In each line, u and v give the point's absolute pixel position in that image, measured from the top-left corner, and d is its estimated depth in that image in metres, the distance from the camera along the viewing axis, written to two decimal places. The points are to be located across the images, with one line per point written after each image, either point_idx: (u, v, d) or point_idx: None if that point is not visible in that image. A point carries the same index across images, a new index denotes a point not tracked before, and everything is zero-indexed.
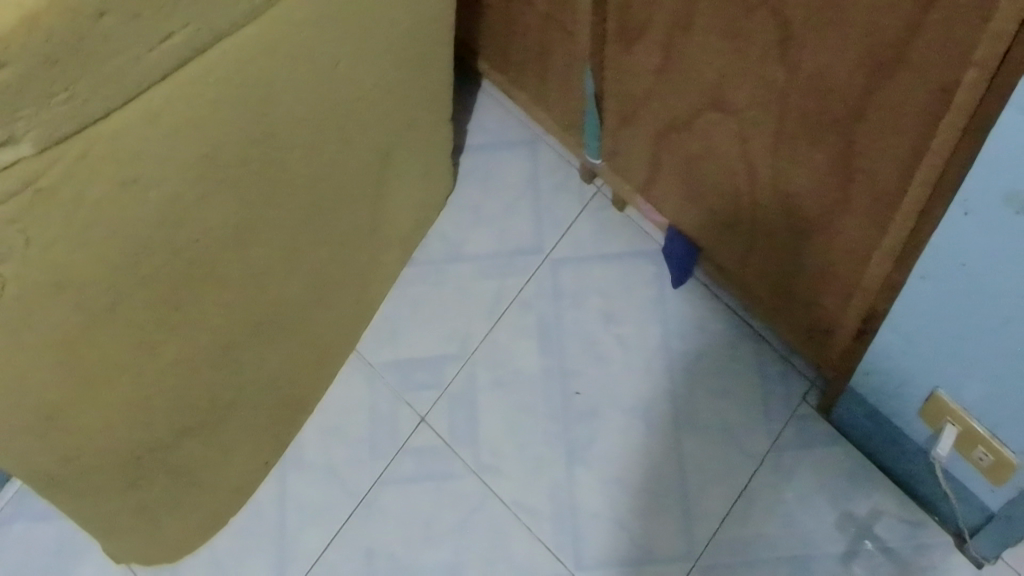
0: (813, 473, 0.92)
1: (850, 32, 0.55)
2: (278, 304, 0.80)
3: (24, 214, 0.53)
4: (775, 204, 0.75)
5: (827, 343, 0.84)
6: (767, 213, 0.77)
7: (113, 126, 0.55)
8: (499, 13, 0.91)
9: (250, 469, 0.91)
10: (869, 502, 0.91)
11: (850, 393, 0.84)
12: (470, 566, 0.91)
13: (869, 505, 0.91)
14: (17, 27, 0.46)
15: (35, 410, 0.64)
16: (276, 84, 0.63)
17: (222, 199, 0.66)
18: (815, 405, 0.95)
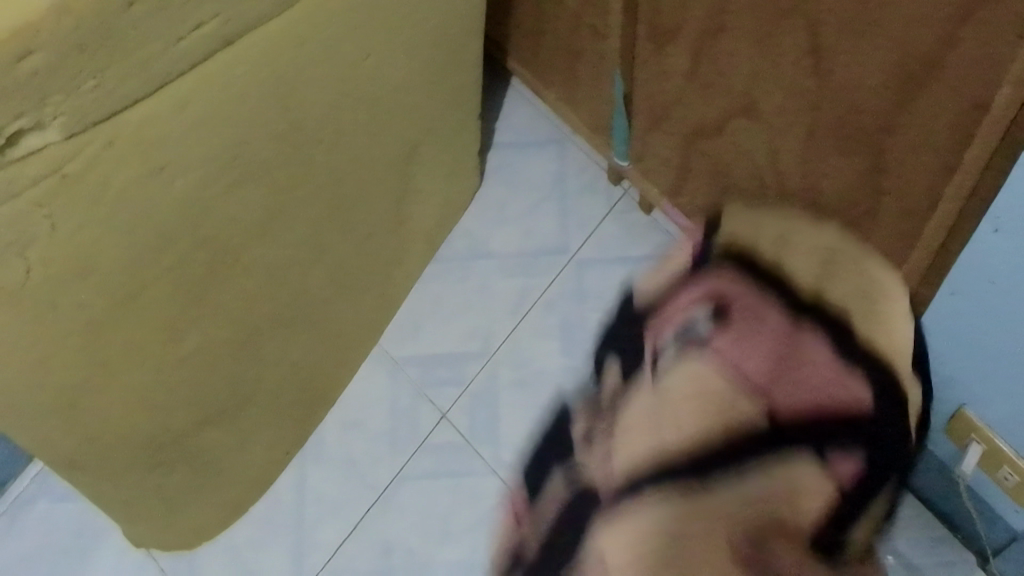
0: None
1: (884, 43, 0.55)
2: (300, 297, 0.80)
3: (49, 199, 0.53)
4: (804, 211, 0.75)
5: None
6: None
7: (143, 114, 0.55)
8: (532, 10, 0.91)
9: (269, 459, 0.91)
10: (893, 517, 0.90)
11: None
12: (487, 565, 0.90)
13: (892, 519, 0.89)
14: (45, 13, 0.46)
15: (55, 394, 0.64)
16: (303, 80, 0.64)
17: (247, 189, 0.66)
18: None
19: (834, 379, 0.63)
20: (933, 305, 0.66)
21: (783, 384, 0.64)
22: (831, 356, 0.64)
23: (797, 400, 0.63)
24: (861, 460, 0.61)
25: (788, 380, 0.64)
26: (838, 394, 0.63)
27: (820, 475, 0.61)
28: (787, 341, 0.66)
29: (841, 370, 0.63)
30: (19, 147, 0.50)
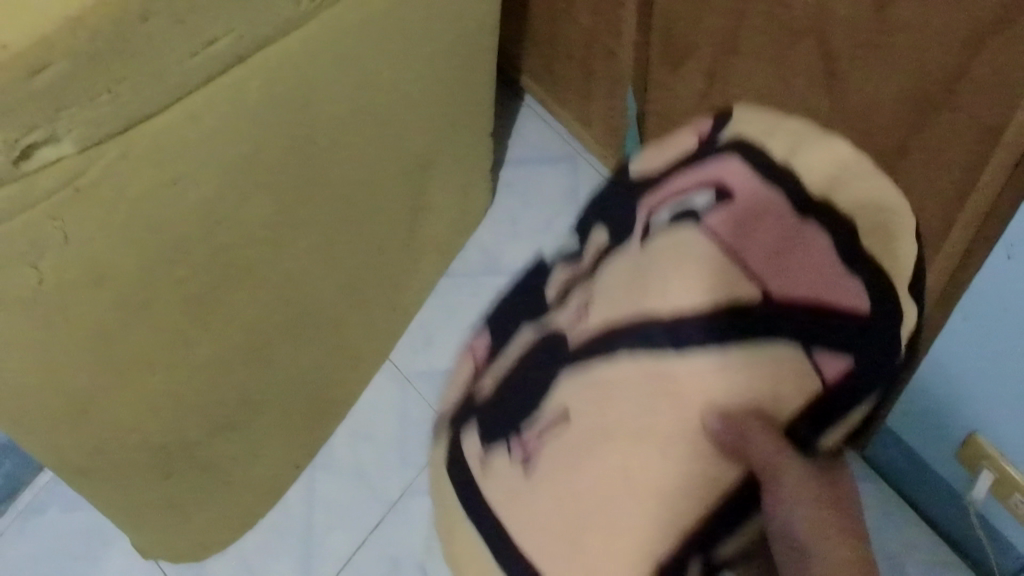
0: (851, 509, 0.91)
1: (900, 64, 0.55)
2: (311, 310, 0.80)
3: (62, 210, 0.53)
4: None
5: None
6: None
7: (157, 127, 0.55)
8: (548, 25, 0.91)
9: (279, 469, 0.91)
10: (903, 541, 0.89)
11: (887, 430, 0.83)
12: None
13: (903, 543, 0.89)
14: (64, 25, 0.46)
15: (65, 402, 0.64)
16: (316, 95, 0.64)
17: (261, 201, 0.66)
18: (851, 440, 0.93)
19: (831, 273, 0.49)
20: (941, 331, 0.66)
21: (782, 256, 0.49)
22: (835, 258, 0.50)
23: (793, 290, 0.49)
24: (853, 359, 0.48)
25: (784, 253, 0.50)
26: (827, 273, 0.49)
27: (803, 370, 0.47)
28: (793, 232, 0.50)
29: (837, 265, 0.50)
30: (32, 160, 0.50)
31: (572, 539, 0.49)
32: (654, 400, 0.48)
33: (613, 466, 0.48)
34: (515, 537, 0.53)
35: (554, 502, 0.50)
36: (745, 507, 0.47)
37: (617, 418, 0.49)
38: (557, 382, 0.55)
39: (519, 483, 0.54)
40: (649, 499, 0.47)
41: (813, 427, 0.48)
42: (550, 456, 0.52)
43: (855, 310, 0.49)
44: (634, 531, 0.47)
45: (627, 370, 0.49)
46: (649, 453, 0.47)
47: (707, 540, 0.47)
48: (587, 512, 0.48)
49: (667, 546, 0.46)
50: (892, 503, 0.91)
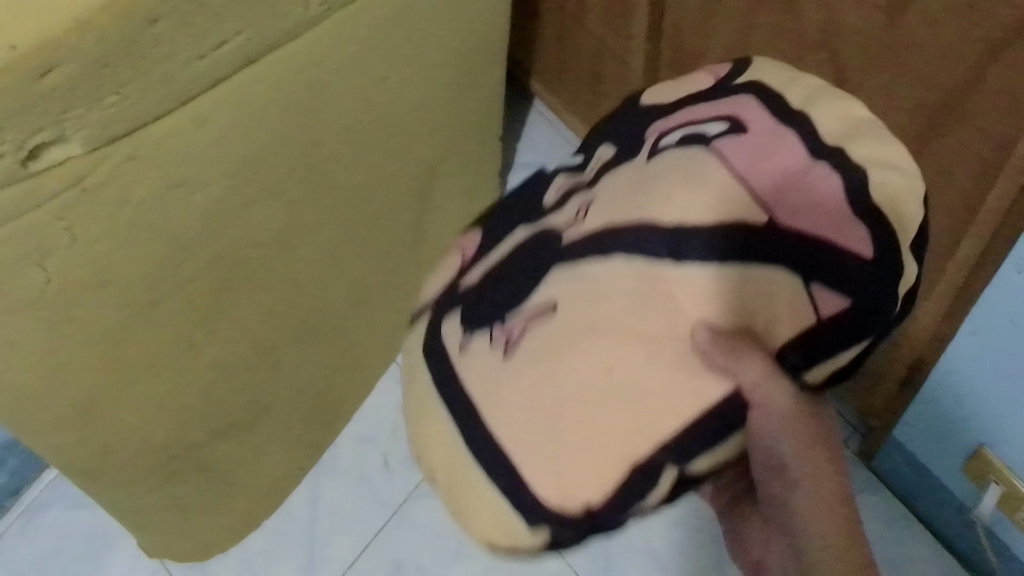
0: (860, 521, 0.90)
1: (911, 77, 0.55)
2: (317, 313, 0.80)
3: (68, 211, 0.53)
4: None
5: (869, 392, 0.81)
6: None
7: (164, 129, 0.55)
8: (557, 30, 0.91)
9: (283, 470, 0.91)
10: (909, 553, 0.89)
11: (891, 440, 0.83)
12: None
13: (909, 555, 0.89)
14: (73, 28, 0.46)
15: (68, 402, 0.64)
16: (323, 100, 0.64)
17: (268, 205, 0.66)
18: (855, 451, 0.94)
19: (842, 214, 0.50)
20: (952, 343, 0.66)
21: (788, 191, 0.51)
22: (843, 201, 0.50)
23: (798, 219, 0.50)
24: (850, 300, 0.49)
25: (794, 182, 0.51)
26: (835, 211, 0.50)
27: (799, 300, 0.49)
28: (803, 170, 0.51)
29: (846, 207, 0.50)
30: (39, 160, 0.50)
31: (549, 428, 0.53)
32: (648, 307, 0.50)
33: (594, 364, 0.51)
34: (496, 426, 0.56)
35: (534, 386, 0.54)
36: (721, 421, 0.50)
37: (604, 313, 0.51)
38: (549, 277, 0.57)
39: (501, 368, 0.57)
40: (630, 400, 0.50)
41: (805, 355, 0.50)
42: (539, 340, 0.55)
43: (859, 252, 0.50)
44: (612, 434, 0.50)
45: (622, 274, 0.51)
46: (636, 353, 0.50)
47: (677, 453, 0.50)
48: (565, 404, 0.52)
49: (641, 450, 0.50)
50: (899, 515, 0.91)
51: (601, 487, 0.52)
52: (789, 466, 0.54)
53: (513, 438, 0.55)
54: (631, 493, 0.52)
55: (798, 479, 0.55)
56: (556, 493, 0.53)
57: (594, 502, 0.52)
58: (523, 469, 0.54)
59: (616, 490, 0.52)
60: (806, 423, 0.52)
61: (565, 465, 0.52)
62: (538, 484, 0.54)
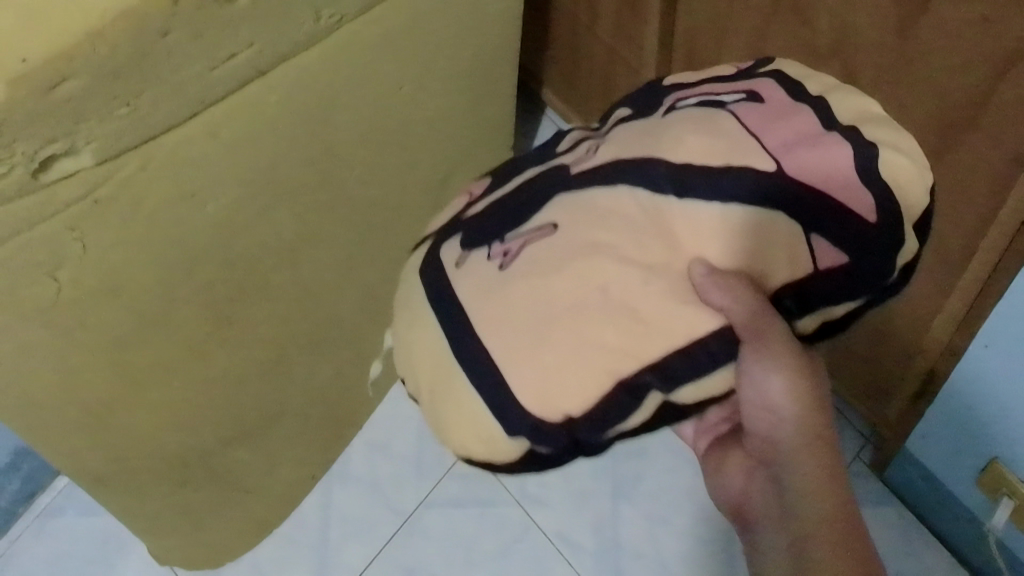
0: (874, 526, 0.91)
1: (923, 90, 0.54)
2: (328, 322, 0.80)
3: (80, 222, 0.53)
4: None
5: (881, 403, 0.81)
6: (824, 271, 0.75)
7: (176, 139, 0.54)
8: (570, 38, 0.91)
9: (294, 476, 0.92)
10: (921, 564, 0.89)
11: (902, 452, 0.83)
12: None
13: (921, 566, 0.89)
14: (84, 40, 0.45)
15: (80, 411, 0.64)
16: (334, 111, 0.64)
17: (279, 215, 0.66)
18: (868, 462, 0.94)
19: (852, 181, 0.48)
20: (964, 356, 0.66)
21: (801, 147, 0.48)
22: (853, 172, 0.48)
23: (809, 173, 0.47)
24: (848, 257, 0.47)
25: (809, 143, 0.48)
26: (846, 177, 0.48)
27: (798, 249, 0.47)
28: (817, 136, 0.49)
29: (858, 176, 0.48)
30: (51, 172, 0.50)
31: (534, 338, 0.46)
32: (647, 236, 0.46)
33: (591, 281, 0.46)
34: (479, 332, 0.48)
35: (522, 296, 0.47)
36: (710, 352, 0.46)
37: (607, 237, 0.47)
38: (551, 200, 0.50)
39: (492, 279, 0.49)
40: (623, 319, 0.45)
41: (799, 299, 0.48)
42: (531, 255, 0.48)
43: (865, 215, 0.47)
44: (601, 351, 0.45)
45: (624, 200, 0.47)
46: (632, 274, 0.46)
47: (664, 377, 0.46)
48: (557, 315, 0.46)
49: (625, 368, 0.45)
50: (911, 526, 0.91)
51: (585, 399, 0.46)
52: (781, 408, 0.53)
53: (495, 344, 0.48)
54: (609, 413, 0.47)
55: (784, 419, 0.54)
56: (537, 400, 0.47)
57: (575, 414, 0.46)
58: (504, 376, 0.47)
59: (597, 407, 0.46)
60: (797, 370, 0.50)
61: (547, 378, 0.46)
62: (517, 385, 0.47)
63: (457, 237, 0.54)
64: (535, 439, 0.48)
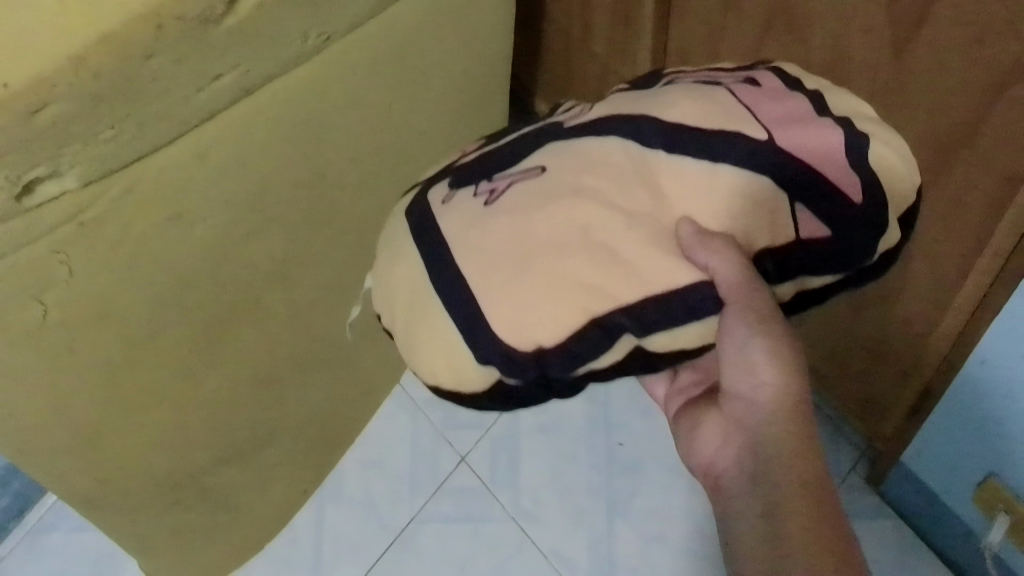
0: (871, 541, 0.91)
1: (916, 110, 0.54)
2: (315, 341, 0.80)
3: (66, 245, 0.52)
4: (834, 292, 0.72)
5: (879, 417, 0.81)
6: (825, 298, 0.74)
7: (163, 160, 0.53)
8: (562, 52, 0.90)
9: (284, 493, 0.92)
10: None
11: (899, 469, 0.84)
12: None
13: None
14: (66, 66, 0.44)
15: (70, 435, 0.63)
16: (322, 130, 0.63)
17: (266, 236, 0.65)
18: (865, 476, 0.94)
19: (840, 161, 0.50)
20: (959, 374, 0.66)
21: (791, 125, 0.50)
22: (843, 154, 0.50)
23: (796, 145, 0.49)
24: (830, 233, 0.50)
25: (798, 120, 0.51)
26: (834, 156, 0.50)
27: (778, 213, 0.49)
28: (807, 115, 0.51)
29: (846, 155, 0.50)
30: (34, 196, 0.49)
31: (514, 270, 0.48)
32: (633, 185, 0.48)
33: (574, 221, 0.48)
34: (459, 262, 0.50)
35: (505, 230, 0.49)
36: (685, 304, 0.48)
37: (593, 182, 0.49)
38: (540, 151, 0.52)
39: (477, 213, 0.51)
40: (603, 259, 0.47)
41: (778, 263, 0.51)
42: (518, 194, 0.50)
43: (850, 196, 0.50)
44: (579, 287, 0.47)
45: (613, 150, 0.50)
46: (616, 219, 0.47)
47: (638, 322, 0.47)
48: (538, 251, 0.48)
49: (602, 306, 0.47)
50: (907, 540, 0.91)
51: (558, 329, 0.47)
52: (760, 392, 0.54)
53: (473, 271, 0.49)
54: (582, 349, 0.48)
55: (763, 383, 0.53)
56: (510, 328, 0.47)
57: (546, 344, 0.47)
58: (478, 300, 0.48)
59: (569, 339, 0.47)
60: (779, 340, 0.51)
61: (523, 308, 0.47)
62: (492, 314, 0.48)
63: (444, 181, 0.56)
64: (504, 368, 0.49)
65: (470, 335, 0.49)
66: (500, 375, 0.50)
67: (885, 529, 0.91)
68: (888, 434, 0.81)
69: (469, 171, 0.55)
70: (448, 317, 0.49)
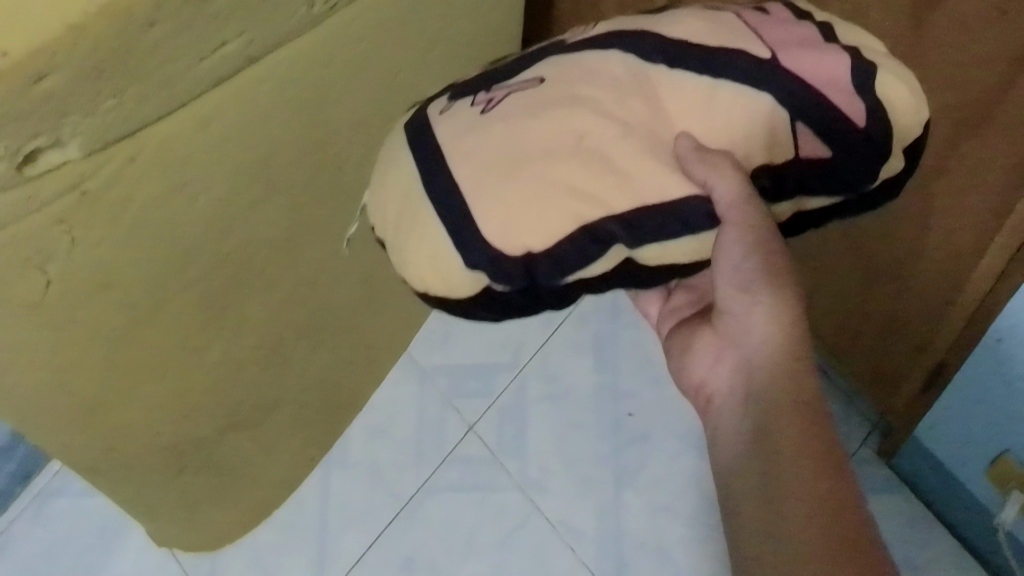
0: (883, 514, 0.91)
1: (936, 82, 0.53)
2: (320, 308, 0.80)
3: (68, 215, 0.51)
4: (849, 254, 0.72)
5: (891, 391, 0.82)
6: (841, 265, 0.74)
7: (165, 129, 0.52)
8: (574, 14, 0.88)
9: (291, 463, 0.92)
10: (926, 550, 0.90)
11: (913, 442, 0.84)
12: None
13: (925, 552, 0.89)
14: (65, 34, 0.42)
15: (75, 406, 0.62)
16: (327, 98, 0.62)
17: (270, 204, 0.65)
18: (876, 449, 0.94)
19: (845, 87, 0.50)
20: (976, 349, 0.66)
21: (797, 48, 0.50)
22: (849, 83, 0.50)
23: (799, 65, 0.49)
24: (830, 152, 0.50)
25: (806, 45, 0.50)
26: (839, 82, 0.50)
27: (775, 128, 0.49)
28: (816, 40, 0.51)
29: (852, 84, 0.50)
30: (36, 165, 0.47)
31: (505, 171, 0.48)
32: (633, 96, 0.49)
33: (569, 128, 0.48)
34: (451, 163, 0.49)
35: (500, 135, 0.49)
36: (679, 218, 0.49)
37: (590, 91, 0.49)
38: (542, 62, 0.52)
39: (474, 121, 0.50)
40: (596, 166, 0.47)
41: (775, 179, 0.51)
42: (516, 101, 0.50)
43: (854, 121, 0.50)
44: (570, 192, 0.47)
45: (613, 61, 0.50)
46: (611, 127, 0.48)
47: (629, 230, 0.48)
48: (532, 156, 0.47)
49: (593, 214, 0.47)
50: (918, 513, 0.91)
51: (549, 232, 0.47)
52: (757, 362, 0.54)
53: (464, 172, 0.49)
54: (571, 255, 0.48)
55: (758, 301, 0.53)
56: (499, 232, 0.47)
57: (535, 248, 0.47)
58: (466, 198, 0.48)
59: (558, 245, 0.47)
60: (775, 263, 0.52)
61: (513, 210, 0.47)
62: (481, 215, 0.48)
63: (444, 96, 0.55)
64: (493, 274, 0.48)
65: (461, 242, 0.48)
66: (487, 282, 0.49)
67: (893, 499, 0.92)
68: (901, 408, 0.82)
69: (470, 86, 0.54)
70: (438, 223, 0.49)
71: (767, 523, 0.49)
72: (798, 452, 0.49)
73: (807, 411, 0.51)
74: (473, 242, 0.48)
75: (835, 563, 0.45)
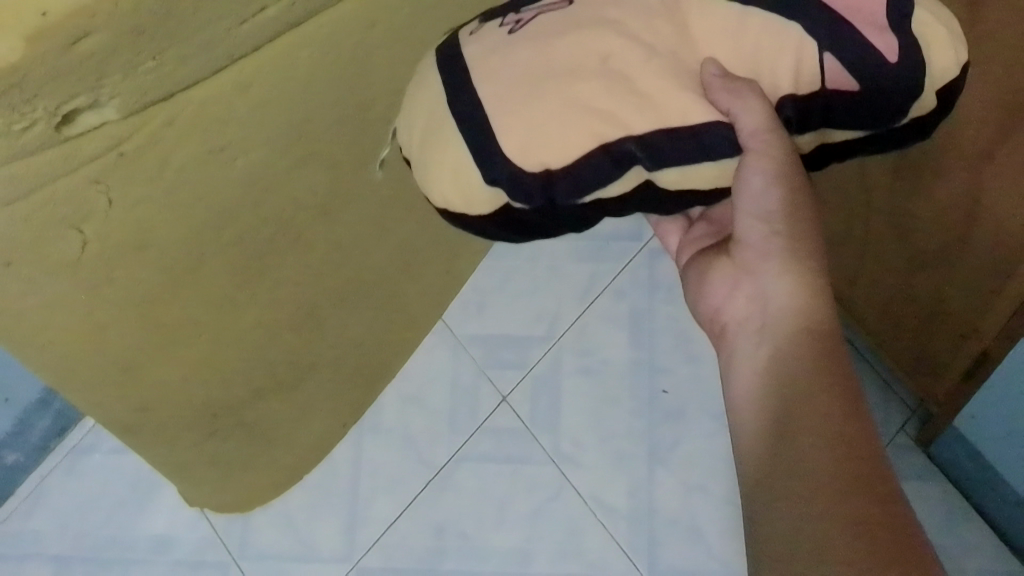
0: (919, 505, 0.90)
1: (992, 67, 0.51)
2: (355, 275, 0.79)
3: (106, 175, 0.50)
4: (890, 232, 0.71)
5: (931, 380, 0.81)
6: (883, 243, 0.73)
7: (204, 93, 0.52)
8: None
9: (326, 426, 0.93)
10: (961, 539, 0.89)
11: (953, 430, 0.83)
12: (538, 555, 0.92)
13: (960, 541, 0.89)
14: None
15: (110, 366, 0.62)
16: (367, 61, 0.61)
17: (307, 167, 0.64)
18: (913, 436, 0.93)
19: (878, 20, 0.47)
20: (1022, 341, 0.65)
21: None
22: (884, 17, 0.47)
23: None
24: (859, 86, 0.48)
25: None
26: (871, 14, 0.47)
27: (802, 57, 0.47)
28: None
29: (887, 18, 0.47)
30: (75, 125, 0.47)
31: (527, 91, 0.47)
32: (660, 21, 0.48)
33: (593, 48, 0.47)
34: (475, 82, 0.48)
35: (526, 55, 0.48)
36: (702, 144, 0.48)
37: (618, 14, 0.48)
38: None
39: (501, 41, 0.49)
40: (617, 85, 0.47)
41: (800, 109, 0.49)
42: (546, 23, 0.49)
43: (885, 55, 0.47)
44: (590, 112, 0.46)
45: None
46: (636, 49, 0.47)
47: (648, 152, 0.47)
48: (554, 76, 0.47)
49: (612, 133, 0.47)
50: (955, 501, 0.90)
51: (567, 150, 0.47)
52: (778, 317, 0.53)
53: (487, 92, 0.48)
54: (587, 173, 0.47)
55: (775, 232, 0.53)
56: (518, 148, 0.47)
57: (553, 165, 0.47)
58: (488, 116, 0.47)
59: (576, 163, 0.47)
60: (796, 200, 0.51)
61: (534, 128, 0.47)
62: (501, 130, 0.47)
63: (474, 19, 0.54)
64: (510, 190, 0.48)
65: (482, 158, 0.47)
66: (507, 199, 0.49)
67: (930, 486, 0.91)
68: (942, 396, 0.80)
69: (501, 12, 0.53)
70: (460, 136, 0.48)
71: (782, 467, 0.48)
72: (824, 399, 0.48)
73: (834, 367, 0.49)
74: (494, 157, 0.47)
75: (859, 506, 0.44)
